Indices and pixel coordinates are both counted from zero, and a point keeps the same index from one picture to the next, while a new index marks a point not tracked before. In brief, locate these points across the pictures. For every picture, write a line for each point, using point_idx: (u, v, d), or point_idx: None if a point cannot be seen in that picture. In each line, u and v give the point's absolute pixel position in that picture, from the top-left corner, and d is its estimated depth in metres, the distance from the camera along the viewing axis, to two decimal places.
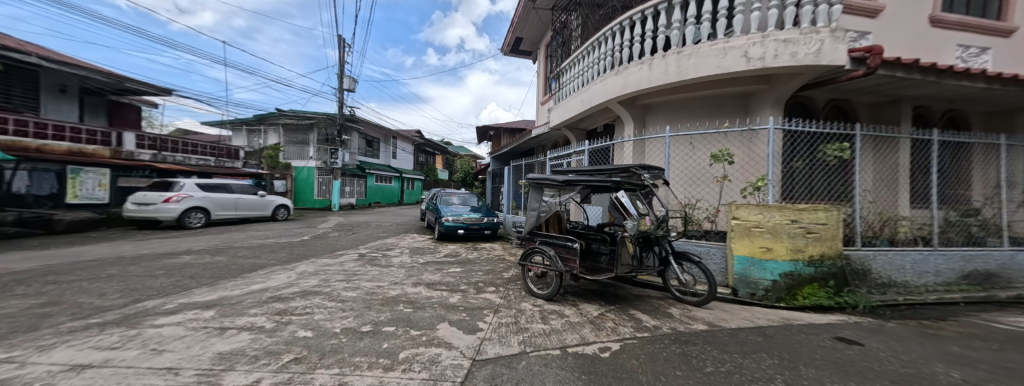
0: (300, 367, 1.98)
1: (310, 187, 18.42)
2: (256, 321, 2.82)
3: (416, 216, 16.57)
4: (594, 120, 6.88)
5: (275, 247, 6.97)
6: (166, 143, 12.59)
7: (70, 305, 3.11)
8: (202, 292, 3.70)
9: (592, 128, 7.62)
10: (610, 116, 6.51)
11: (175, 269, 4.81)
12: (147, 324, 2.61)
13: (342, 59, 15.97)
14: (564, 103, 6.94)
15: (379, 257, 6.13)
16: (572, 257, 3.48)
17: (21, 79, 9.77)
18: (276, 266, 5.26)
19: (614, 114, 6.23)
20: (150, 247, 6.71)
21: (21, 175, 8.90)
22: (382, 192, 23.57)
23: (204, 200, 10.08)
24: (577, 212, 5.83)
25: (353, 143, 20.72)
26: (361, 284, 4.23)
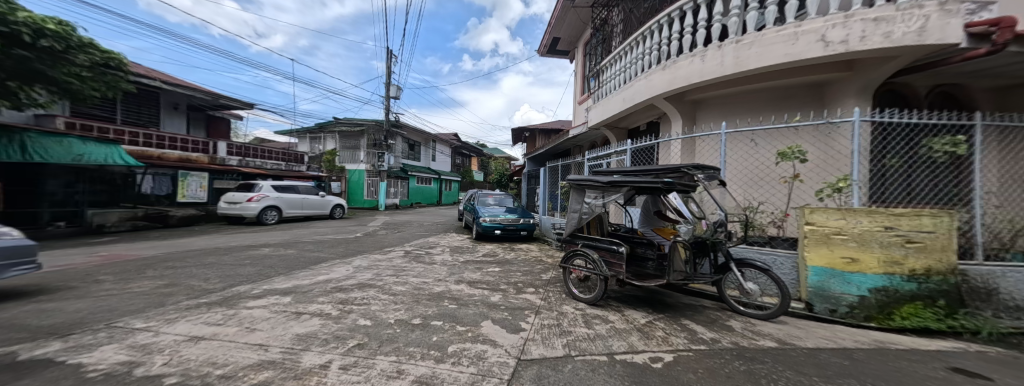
0: (362, 351, 2.19)
1: (361, 188, 20.03)
2: (324, 309, 3.15)
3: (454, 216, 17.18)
4: (636, 118, 6.58)
5: (334, 243, 7.71)
6: (250, 150, 14.54)
7: (184, 287, 3.76)
8: (279, 280, 4.22)
9: (634, 126, 7.28)
10: (655, 114, 6.18)
11: (257, 259, 5.55)
12: (241, 305, 3.05)
13: (389, 70, 17.19)
14: (603, 102, 6.74)
15: (423, 254, 6.48)
16: (617, 262, 3.33)
17: (148, 100, 12.06)
18: (335, 259, 5.81)
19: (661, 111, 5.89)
20: (237, 241, 7.80)
21: (150, 179, 11.04)
22: (423, 193, 24.86)
23: (277, 199, 11.48)
24: (620, 215, 5.57)
25: (397, 147, 22.17)
26: (409, 280, 4.49)
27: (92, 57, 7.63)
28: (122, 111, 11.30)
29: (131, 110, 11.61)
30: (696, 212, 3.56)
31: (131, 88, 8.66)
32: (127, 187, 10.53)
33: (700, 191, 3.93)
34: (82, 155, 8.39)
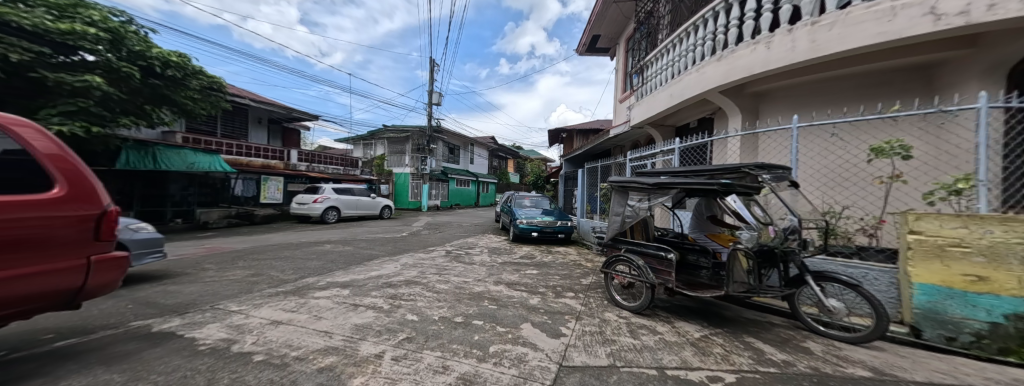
0: (411, 344, 2.33)
1: (408, 191, 21.32)
2: (377, 302, 3.39)
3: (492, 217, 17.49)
4: (686, 114, 6.11)
5: (384, 241, 8.30)
6: (317, 157, 16.33)
7: (265, 276, 4.32)
8: (339, 273, 4.65)
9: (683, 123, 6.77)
10: (707, 109, 5.69)
11: (321, 254, 6.18)
12: (310, 295, 3.41)
13: (433, 78, 18.15)
14: (648, 98, 6.35)
15: (463, 254, 6.68)
16: (666, 269, 3.09)
17: (240, 116, 14.19)
18: (385, 257, 6.24)
19: (716, 106, 5.41)
20: (304, 237, 8.77)
21: (240, 183, 12.88)
22: (463, 195, 25.71)
23: (337, 200, 12.68)
24: (669, 218, 5.18)
25: (439, 152, 23.31)
26: (450, 279, 4.65)
27: (201, 81, 9.16)
28: (221, 126, 13.46)
29: (228, 126, 13.76)
30: (762, 217, 3.17)
31: (225, 104, 10.10)
32: (224, 191, 12.45)
33: (764, 193, 3.49)
34: (194, 163, 10.16)
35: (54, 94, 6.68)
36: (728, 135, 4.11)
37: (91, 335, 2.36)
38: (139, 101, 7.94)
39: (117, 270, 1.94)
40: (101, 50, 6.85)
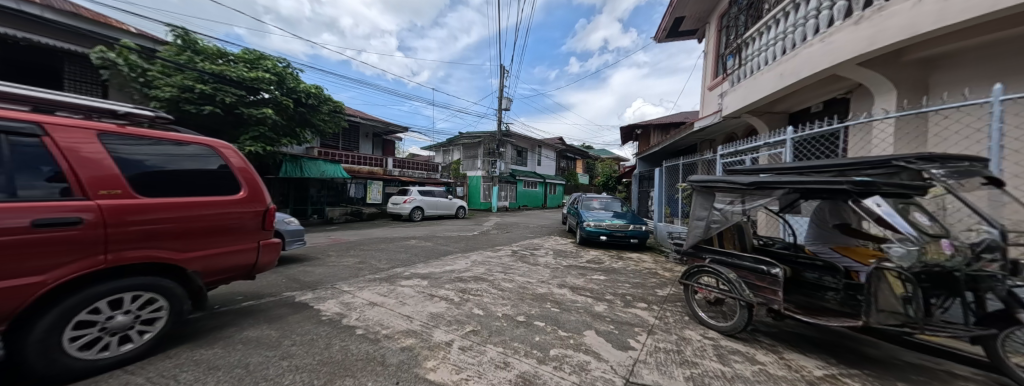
0: (476, 337, 2.55)
1: (478, 192, 22.58)
2: (449, 294, 3.70)
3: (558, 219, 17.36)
4: (809, 96, 4.95)
5: (457, 239, 8.97)
6: (410, 164, 18.37)
7: (365, 265, 5.11)
8: (421, 266, 5.21)
9: (804, 107, 5.54)
10: (841, 87, 4.53)
11: (406, 248, 6.99)
12: (397, 286, 3.91)
13: (502, 84, 18.90)
14: (751, 80, 5.30)
15: (528, 255, 6.81)
16: (768, 288, 2.60)
17: (354, 132, 16.89)
18: (458, 253, 6.75)
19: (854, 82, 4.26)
20: (393, 233, 10.05)
21: (356, 186, 15.46)
22: (529, 196, 26.09)
23: (421, 201, 14.17)
24: (775, 226, 4.40)
25: (507, 155, 24.20)
26: (517, 278, 4.77)
27: (330, 106, 11.20)
28: (342, 141, 16.29)
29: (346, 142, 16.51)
30: (930, 226, 2.38)
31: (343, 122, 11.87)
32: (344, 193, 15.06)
33: (935, 194, 2.52)
34: (326, 171, 12.88)
35: (246, 125, 9.45)
36: (874, 118, 3.13)
37: (257, 310, 3.14)
38: (293, 125, 10.39)
39: (275, 250, 2.86)
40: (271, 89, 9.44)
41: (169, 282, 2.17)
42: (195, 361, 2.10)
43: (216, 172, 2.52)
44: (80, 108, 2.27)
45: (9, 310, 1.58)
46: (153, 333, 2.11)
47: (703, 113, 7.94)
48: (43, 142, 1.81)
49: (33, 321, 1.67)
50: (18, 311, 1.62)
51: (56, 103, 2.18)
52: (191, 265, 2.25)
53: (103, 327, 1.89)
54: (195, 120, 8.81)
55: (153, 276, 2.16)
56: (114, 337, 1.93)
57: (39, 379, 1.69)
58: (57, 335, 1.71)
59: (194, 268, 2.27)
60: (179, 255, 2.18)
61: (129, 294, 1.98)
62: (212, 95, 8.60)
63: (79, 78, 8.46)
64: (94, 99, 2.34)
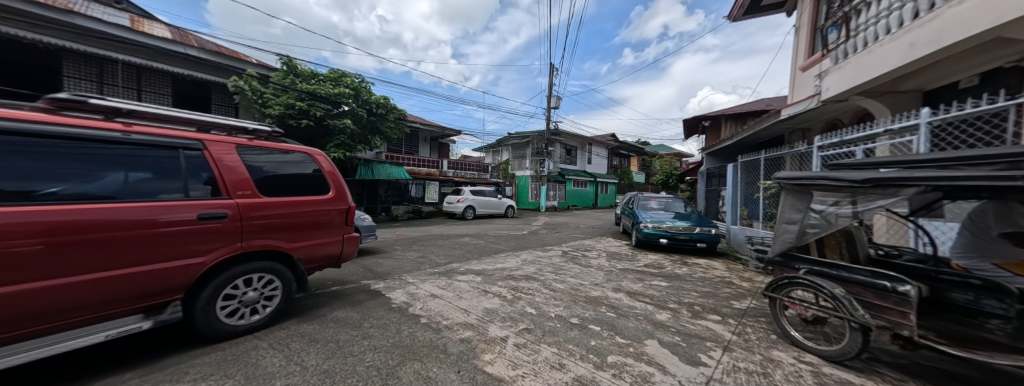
0: (530, 335, 2.56)
1: (526, 192, 22.69)
2: (502, 291, 3.79)
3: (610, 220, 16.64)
4: (956, 67, 3.83)
5: (508, 237, 9.13)
6: (463, 165, 19.23)
7: (425, 260, 5.49)
8: (475, 263, 5.42)
9: (948, 83, 4.33)
10: (1010, 52, 3.43)
11: (460, 245, 7.34)
12: (453, 280, 4.13)
13: (552, 82, 18.74)
14: (862, 54, 4.33)
15: (580, 256, 6.62)
16: (898, 309, 2.08)
17: (413, 137, 18.26)
18: (508, 252, 6.86)
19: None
20: (448, 230, 10.63)
21: (415, 187, 16.65)
22: (579, 195, 25.44)
23: (472, 200, 14.76)
24: (908, 234, 3.51)
25: (556, 153, 23.95)
26: (569, 280, 4.65)
27: (396, 114, 12.22)
28: (404, 145, 17.71)
29: (407, 146, 17.91)
30: None
31: (406, 127, 12.83)
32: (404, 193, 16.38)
33: None
34: (391, 173, 14.17)
35: (329, 134, 10.86)
36: None
37: (339, 294, 3.59)
38: (365, 132, 11.62)
39: (355, 242, 3.41)
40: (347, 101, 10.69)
41: (280, 267, 2.78)
42: (301, 334, 2.61)
43: (311, 175, 3.10)
44: (227, 127, 2.82)
45: (183, 283, 2.24)
46: (272, 307, 2.75)
47: (794, 99, 6.82)
48: (204, 155, 2.49)
49: (198, 293, 2.34)
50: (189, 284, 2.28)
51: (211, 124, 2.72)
52: (296, 253, 2.83)
53: (241, 300, 2.54)
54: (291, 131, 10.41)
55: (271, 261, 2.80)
56: (248, 309, 2.59)
57: (206, 335, 2.37)
58: (212, 305, 2.37)
59: (298, 256, 2.85)
60: (287, 245, 2.78)
61: (254, 276, 2.62)
62: (305, 110, 10.04)
63: (223, 102, 10.74)
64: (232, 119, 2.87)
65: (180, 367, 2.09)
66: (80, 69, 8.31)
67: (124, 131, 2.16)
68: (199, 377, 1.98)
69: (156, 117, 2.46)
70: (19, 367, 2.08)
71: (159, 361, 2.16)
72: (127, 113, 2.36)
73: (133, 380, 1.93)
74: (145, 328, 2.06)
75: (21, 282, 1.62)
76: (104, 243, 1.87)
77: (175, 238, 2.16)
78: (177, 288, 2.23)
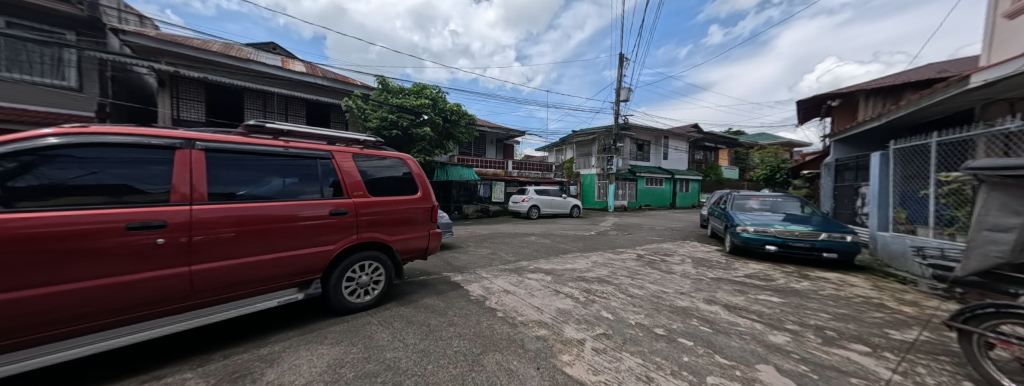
0: (610, 341, 2.40)
1: (592, 190, 21.75)
2: (574, 292, 3.67)
3: (691, 221, 14.83)
4: None
5: (575, 238, 8.86)
6: (526, 165, 19.38)
7: (496, 256, 5.68)
8: (544, 262, 5.38)
9: None
10: None
11: (527, 243, 7.38)
12: (524, 278, 4.17)
13: (621, 73, 17.60)
14: None
15: (658, 261, 6.01)
16: None
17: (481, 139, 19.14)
18: (577, 252, 6.63)
19: None
20: (514, 229, 10.84)
21: (483, 187, 17.41)
22: (653, 194, 23.33)
23: (537, 199, 14.79)
24: None
25: (625, 150, 22.45)
26: (647, 286, 4.24)
27: (465, 119, 13.02)
28: (472, 148, 18.72)
29: (475, 148, 18.90)
30: None
31: (475, 131, 13.52)
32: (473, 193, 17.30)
33: None
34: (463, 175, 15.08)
35: (410, 141, 12.12)
36: None
37: (425, 284, 3.94)
38: (440, 138, 12.62)
39: (438, 237, 3.71)
40: (425, 111, 11.77)
41: (383, 256, 3.20)
42: (399, 315, 2.95)
43: (401, 177, 3.46)
44: (348, 140, 3.36)
45: (320, 266, 2.75)
46: (379, 290, 3.18)
47: (1000, 58, 4.89)
48: (331, 162, 2.97)
49: (329, 274, 2.85)
50: (324, 267, 2.79)
51: (338, 138, 3.28)
52: (394, 245, 3.24)
53: (356, 283, 3.01)
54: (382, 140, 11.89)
55: (377, 251, 3.23)
56: (363, 289, 3.06)
57: (336, 309, 2.89)
58: (339, 285, 2.87)
59: (395, 247, 3.25)
60: (387, 237, 3.18)
61: (366, 263, 3.08)
62: (395, 121, 11.49)
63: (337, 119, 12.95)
64: (353, 134, 3.41)
65: (321, 331, 2.60)
66: (253, 103, 11.28)
67: (284, 146, 2.74)
68: (335, 341, 2.44)
69: (305, 134, 3.07)
70: (231, 319, 2.91)
71: (308, 325, 2.73)
72: (287, 134, 3.00)
73: (294, 338, 2.50)
74: (299, 298, 2.62)
75: (229, 259, 2.25)
76: (269, 232, 2.43)
77: (312, 229, 2.67)
78: (317, 270, 2.74)
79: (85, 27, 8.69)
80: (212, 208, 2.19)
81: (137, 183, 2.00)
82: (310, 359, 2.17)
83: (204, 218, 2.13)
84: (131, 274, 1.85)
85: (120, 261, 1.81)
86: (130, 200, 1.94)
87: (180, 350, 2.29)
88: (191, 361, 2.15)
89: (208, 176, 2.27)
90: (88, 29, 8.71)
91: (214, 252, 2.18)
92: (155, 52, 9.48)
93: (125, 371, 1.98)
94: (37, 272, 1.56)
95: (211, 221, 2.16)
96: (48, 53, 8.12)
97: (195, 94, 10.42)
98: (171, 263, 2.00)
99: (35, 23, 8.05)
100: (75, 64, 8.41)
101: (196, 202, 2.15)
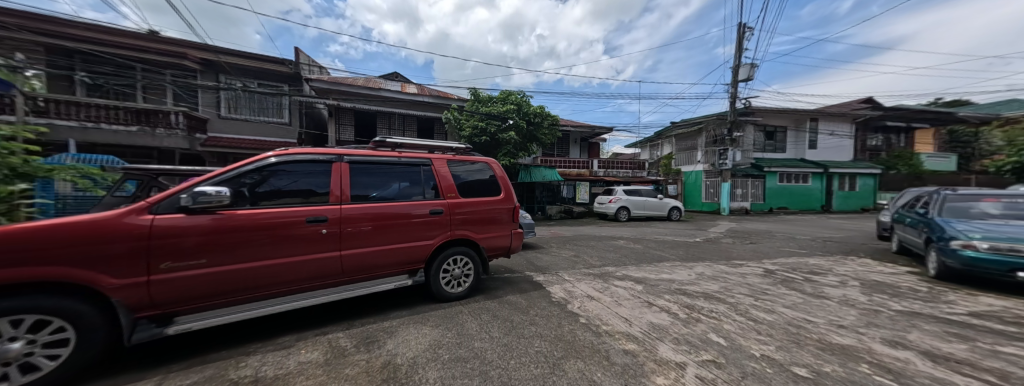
0: (721, 371, 1.95)
1: (699, 190, 18.83)
2: (671, 306, 3.20)
3: (848, 230, 11.21)
4: None
5: (674, 244, 7.76)
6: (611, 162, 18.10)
7: (581, 259, 5.43)
8: (634, 269, 4.88)
9: None
10: None
11: (616, 248, 6.82)
12: (610, 285, 3.86)
13: (740, 48, 14.74)
14: None
15: (795, 279, 4.70)
16: None
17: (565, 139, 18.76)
18: (677, 261, 5.76)
19: None
20: (602, 231, 10.21)
21: (568, 187, 17.02)
22: (787, 194, 18.63)
23: (627, 200, 13.62)
24: None
25: (745, 140, 18.62)
26: (779, 310, 3.31)
27: (548, 120, 13.08)
28: (556, 148, 18.55)
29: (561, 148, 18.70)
30: None
31: (557, 131, 13.45)
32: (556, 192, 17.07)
33: None
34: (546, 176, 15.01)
35: (499, 145, 12.68)
36: None
37: (508, 281, 4.05)
38: (524, 140, 12.93)
39: (519, 236, 3.78)
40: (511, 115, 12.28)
41: (471, 251, 3.43)
42: (486, 308, 3.09)
43: (488, 180, 3.65)
44: (444, 148, 3.70)
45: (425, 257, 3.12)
46: (469, 282, 3.42)
47: None
48: (431, 168, 3.31)
49: (430, 265, 3.20)
50: (427, 259, 3.15)
51: (436, 147, 3.65)
52: (481, 243, 3.44)
53: (451, 274, 3.31)
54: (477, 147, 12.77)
55: (468, 247, 3.48)
56: (456, 281, 3.35)
57: (437, 296, 3.22)
58: (438, 275, 3.20)
59: (482, 244, 3.45)
60: (475, 235, 3.40)
61: (458, 257, 3.35)
62: (485, 128, 12.28)
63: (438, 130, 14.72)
64: (447, 142, 3.74)
65: (425, 314, 2.94)
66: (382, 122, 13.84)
67: (398, 155, 3.17)
68: (435, 324, 2.72)
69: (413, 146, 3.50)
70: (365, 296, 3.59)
71: (416, 308, 3.13)
72: (400, 146, 3.48)
73: (407, 317, 2.89)
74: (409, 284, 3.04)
75: (365, 247, 2.76)
76: (388, 226, 2.87)
77: (418, 225, 3.04)
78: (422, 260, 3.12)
79: (292, 80, 11.98)
80: (353, 206, 2.71)
81: (316, 188, 2.64)
82: (416, 337, 2.46)
83: (346, 214, 2.66)
84: (304, 255, 2.46)
85: (300, 245, 2.45)
86: (317, 201, 2.60)
87: (333, 316, 2.94)
88: (339, 325, 2.72)
89: (351, 182, 2.80)
90: (293, 81, 11.96)
91: (353, 241, 2.69)
92: (328, 92, 12.46)
93: (309, 325, 2.71)
94: (259, 250, 2.28)
95: (350, 217, 2.67)
96: (276, 101, 11.69)
97: (347, 119, 13.37)
98: (330, 248, 2.59)
99: (270, 81, 11.66)
100: (287, 107, 11.86)
101: (343, 202, 2.70)
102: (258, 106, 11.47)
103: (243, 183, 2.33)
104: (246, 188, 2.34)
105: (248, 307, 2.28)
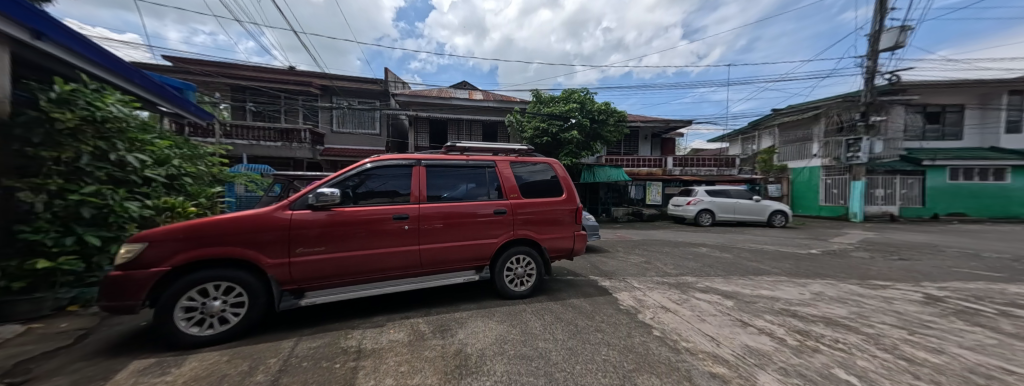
0: None
1: (814, 192, 15.60)
2: (774, 329, 2.76)
3: None
4: None
5: (777, 256, 6.58)
6: (689, 159, 16.25)
7: (655, 267, 5.03)
8: (722, 281, 4.33)
9: None
10: None
11: (698, 256, 6.11)
12: (693, 298, 3.50)
13: (882, 10, 11.70)
14: None
15: (967, 310, 3.55)
16: None
17: (634, 137, 17.48)
18: (781, 277, 4.86)
19: None
20: (681, 236, 9.25)
21: (636, 188, 15.84)
22: (954, 195, 14.08)
23: (711, 203, 12.03)
24: None
25: (889, 126, 14.58)
26: (945, 349, 2.53)
27: (614, 117, 12.54)
28: (624, 146, 17.48)
29: (631, 146, 17.52)
30: None
31: (625, 129, 12.75)
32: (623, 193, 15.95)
33: None
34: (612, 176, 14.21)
35: (562, 145, 12.53)
36: None
37: (571, 284, 4.00)
38: (589, 140, 12.55)
39: (581, 238, 3.72)
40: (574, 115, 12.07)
41: (534, 251, 3.51)
42: (549, 309, 3.14)
43: (549, 181, 3.68)
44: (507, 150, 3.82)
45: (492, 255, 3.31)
46: (532, 282, 3.51)
47: None
48: (494, 170, 3.49)
49: (495, 262, 3.38)
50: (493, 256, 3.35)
51: (500, 150, 3.79)
52: (543, 243, 3.50)
53: (514, 273, 3.44)
54: (544, 148, 12.81)
55: (530, 246, 3.57)
56: (519, 280, 3.47)
57: (502, 293, 3.39)
58: (502, 273, 3.36)
59: (544, 245, 3.51)
60: (537, 235, 3.47)
61: (521, 256, 3.46)
62: (546, 129, 12.27)
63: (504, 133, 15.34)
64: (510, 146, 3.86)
65: (492, 309, 3.12)
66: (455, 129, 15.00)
67: (466, 159, 3.43)
68: (501, 320, 2.87)
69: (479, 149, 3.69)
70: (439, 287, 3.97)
71: (483, 302, 3.34)
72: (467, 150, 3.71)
73: (475, 310, 3.11)
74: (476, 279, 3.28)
75: (440, 243, 3.07)
76: (459, 224, 3.14)
77: (485, 224, 3.25)
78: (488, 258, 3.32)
79: (379, 96, 13.78)
80: (429, 206, 3.05)
81: (400, 190, 3.03)
82: (484, 329, 2.64)
83: (424, 212, 3.00)
84: (392, 247, 2.86)
85: (388, 239, 2.85)
86: (399, 200, 2.98)
87: (414, 303, 3.33)
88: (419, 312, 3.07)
89: (426, 184, 3.14)
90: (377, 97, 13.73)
91: (430, 237, 3.02)
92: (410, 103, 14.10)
93: (395, 309, 3.14)
94: (360, 242, 2.72)
95: (427, 215, 3.01)
96: (370, 115, 13.69)
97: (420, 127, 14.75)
98: (413, 242, 2.95)
99: (365, 98, 13.68)
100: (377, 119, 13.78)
101: (421, 201, 3.05)
102: (360, 121, 13.61)
103: (347, 185, 2.83)
104: (349, 190, 2.83)
105: (351, 289, 2.74)
